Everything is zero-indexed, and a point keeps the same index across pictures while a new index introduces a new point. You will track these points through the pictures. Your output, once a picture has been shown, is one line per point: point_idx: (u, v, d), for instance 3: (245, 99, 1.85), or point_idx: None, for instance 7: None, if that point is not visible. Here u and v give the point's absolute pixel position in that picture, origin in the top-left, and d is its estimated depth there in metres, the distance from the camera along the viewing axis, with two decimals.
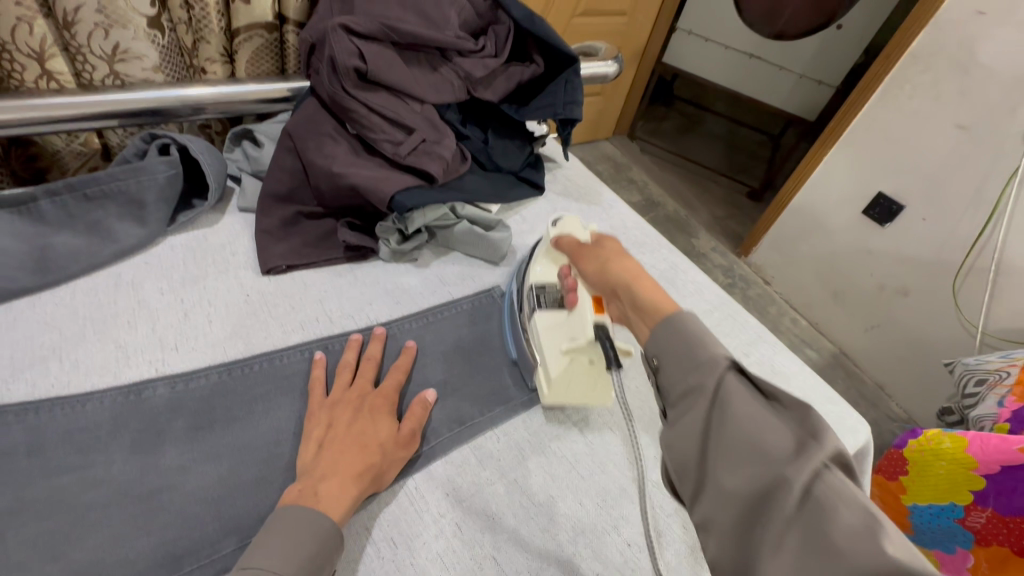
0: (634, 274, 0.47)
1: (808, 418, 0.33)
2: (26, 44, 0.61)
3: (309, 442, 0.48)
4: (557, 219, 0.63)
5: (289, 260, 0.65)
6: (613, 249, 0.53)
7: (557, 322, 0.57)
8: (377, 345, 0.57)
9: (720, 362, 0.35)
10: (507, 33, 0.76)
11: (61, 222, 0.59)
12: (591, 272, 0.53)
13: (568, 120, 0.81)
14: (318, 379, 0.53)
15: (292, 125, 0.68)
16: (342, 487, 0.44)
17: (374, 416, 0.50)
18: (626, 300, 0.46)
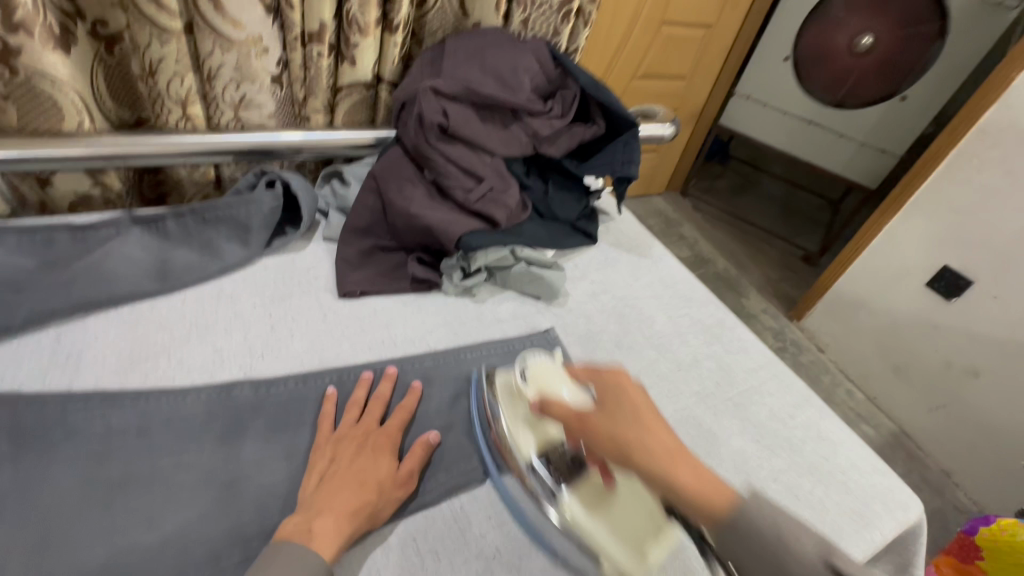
0: (662, 448, 0.43)
1: (827, 546, 0.38)
2: (176, 93, 0.74)
3: (312, 476, 0.51)
4: (527, 365, 0.59)
5: (363, 286, 0.72)
6: (624, 395, 0.47)
7: (590, 507, 0.53)
8: (386, 384, 0.60)
9: (807, 559, 0.37)
10: (573, 98, 0.84)
11: (181, 238, 0.69)
12: (607, 432, 0.45)
13: (625, 178, 0.87)
14: (327, 414, 0.56)
15: (377, 168, 0.77)
16: (336, 526, 0.46)
17: (375, 453, 0.53)
18: (674, 481, 0.41)
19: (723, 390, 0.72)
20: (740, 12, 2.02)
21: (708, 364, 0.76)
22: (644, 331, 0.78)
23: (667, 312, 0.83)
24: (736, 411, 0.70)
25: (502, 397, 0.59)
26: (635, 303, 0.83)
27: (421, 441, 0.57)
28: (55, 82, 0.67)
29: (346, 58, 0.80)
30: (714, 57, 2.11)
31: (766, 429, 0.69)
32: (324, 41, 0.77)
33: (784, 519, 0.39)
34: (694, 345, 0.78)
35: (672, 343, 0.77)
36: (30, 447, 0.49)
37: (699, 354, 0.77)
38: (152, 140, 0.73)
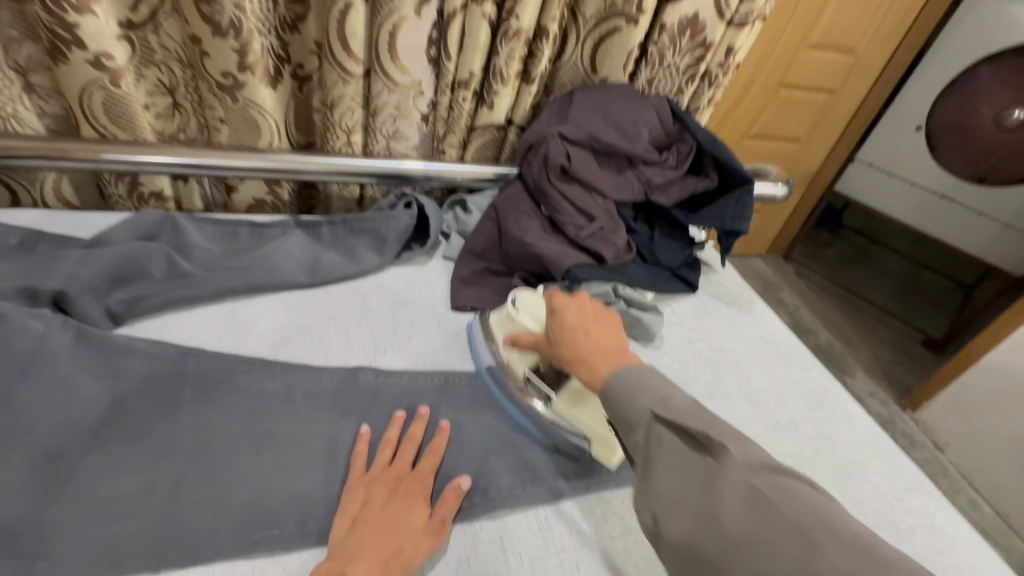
0: (594, 345, 0.56)
1: (661, 403, 0.47)
2: (345, 123, 0.88)
3: (344, 517, 0.52)
4: (514, 298, 0.72)
5: (474, 302, 0.80)
6: (559, 309, 0.60)
7: (569, 403, 0.63)
8: (419, 425, 0.61)
9: (641, 405, 0.48)
10: (689, 151, 0.88)
11: (331, 243, 0.82)
12: (558, 325, 0.59)
13: (733, 231, 0.88)
14: (361, 454, 0.57)
15: (498, 201, 0.86)
16: (369, 569, 0.47)
17: (408, 497, 0.54)
18: (586, 359, 0.55)
19: (822, 458, 0.69)
20: (867, 77, 1.97)
21: (807, 429, 0.73)
22: (741, 385, 0.77)
23: (765, 369, 0.81)
24: (836, 482, 0.67)
25: (494, 319, 0.73)
26: (732, 356, 0.82)
27: (453, 486, 0.57)
28: (262, 112, 0.84)
29: (486, 103, 0.90)
30: (834, 122, 2.05)
31: (870, 508, 0.64)
32: (469, 88, 0.87)
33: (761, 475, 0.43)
34: (793, 407, 0.76)
35: (769, 401, 0.75)
36: (206, 393, 0.60)
37: (798, 417, 0.74)
38: (321, 161, 0.88)
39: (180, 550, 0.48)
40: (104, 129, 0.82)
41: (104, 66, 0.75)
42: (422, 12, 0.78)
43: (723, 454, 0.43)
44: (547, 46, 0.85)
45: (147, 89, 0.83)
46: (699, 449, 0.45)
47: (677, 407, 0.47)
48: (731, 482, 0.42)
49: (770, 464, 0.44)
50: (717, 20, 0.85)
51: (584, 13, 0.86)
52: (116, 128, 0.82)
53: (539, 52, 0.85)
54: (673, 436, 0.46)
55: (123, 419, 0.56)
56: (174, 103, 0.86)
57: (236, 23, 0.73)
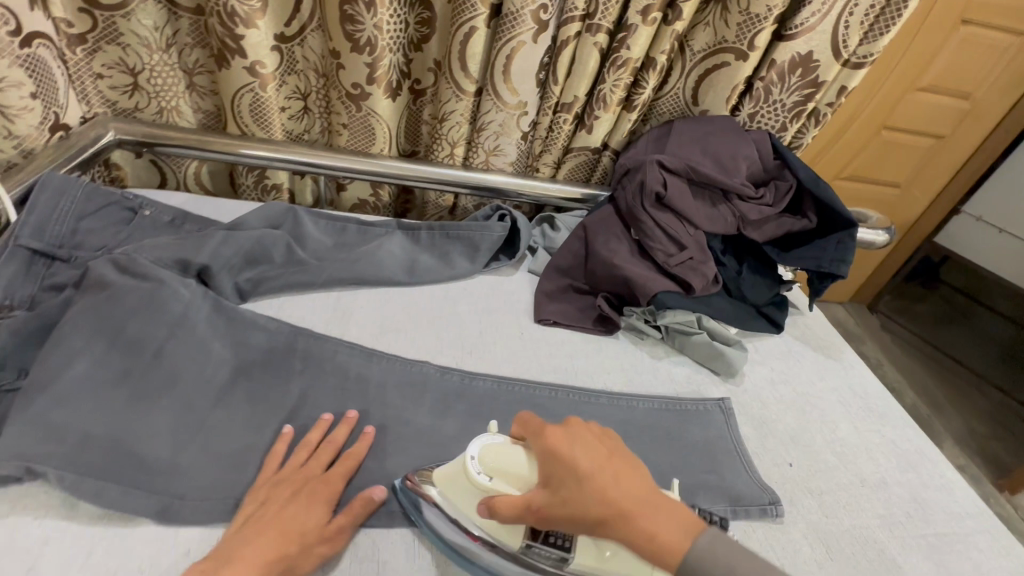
0: (629, 492, 0.45)
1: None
2: (452, 136, 0.94)
3: (239, 515, 0.51)
4: (474, 454, 0.53)
5: (557, 317, 0.82)
6: (564, 452, 0.47)
7: (592, 559, 0.51)
8: (342, 429, 0.60)
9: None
10: (788, 189, 0.87)
11: (428, 246, 0.88)
12: (570, 472, 0.46)
13: (830, 275, 0.85)
14: (276, 453, 0.57)
15: (588, 221, 0.88)
16: (245, 573, 0.45)
17: (310, 500, 0.53)
18: (643, 526, 0.43)
19: (915, 523, 0.65)
20: (984, 125, 1.94)
21: (899, 491, 0.68)
22: (825, 432, 0.74)
23: (854, 421, 0.77)
24: (929, 552, 0.62)
25: (444, 476, 0.54)
26: (817, 404, 0.79)
27: (365, 495, 0.55)
28: (380, 120, 0.92)
29: (585, 126, 0.93)
30: (941, 173, 2.05)
31: None
32: (571, 111, 0.91)
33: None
34: (884, 466, 0.71)
35: (856, 455, 0.72)
36: (314, 368, 0.67)
37: (889, 477, 0.70)
38: (426, 170, 0.94)
39: None
40: (246, 126, 0.92)
41: (257, 73, 0.85)
42: (540, 38, 0.82)
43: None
44: (653, 76, 0.87)
45: (285, 95, 0.93)
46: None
47: (774, 575, 0.41)
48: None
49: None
50: (832, 59, 0.83)
51: (692, 46, 0.88)
52: (256, 126, 0.93)
53: (644, 82, 0.88)
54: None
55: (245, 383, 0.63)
56: (305, 108, 0.97)
57: (372, 41, 0.82)
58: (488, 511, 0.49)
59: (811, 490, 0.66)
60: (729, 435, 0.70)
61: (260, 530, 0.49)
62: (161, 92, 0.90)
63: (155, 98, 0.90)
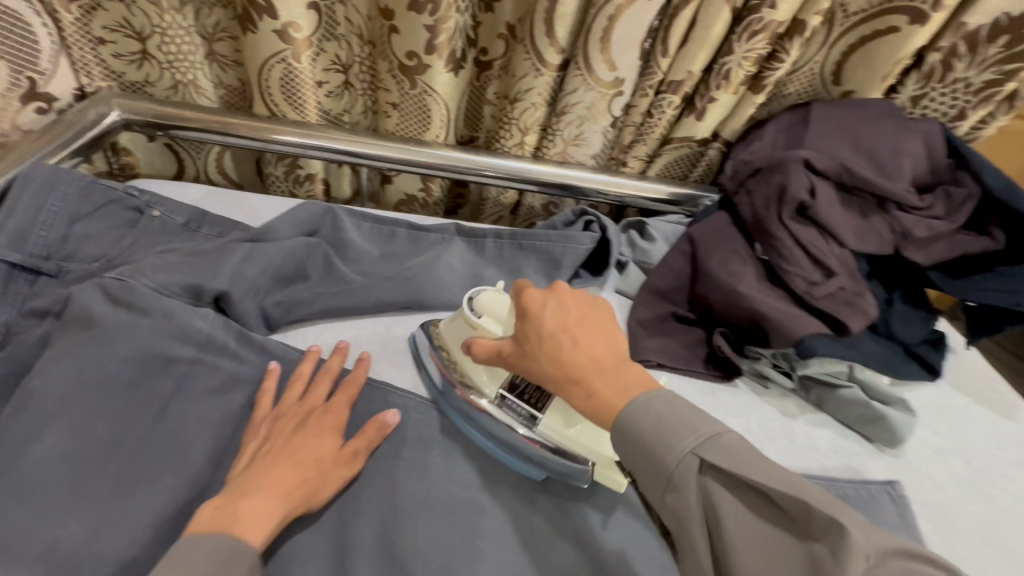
0: (584, 353, 0.44)
1: (703, 442, 0.38)
2: (524, 121, 0.76)
3: (241, 455, 0.47)
4: (472, 299, 0.55)
5: (660, 357, 0.65)
6: (535, 312, 0.46)
7: (560, 423, 0.51)
8: (336, 359, 0.55)
9: (676, 454, 0.38)
10: (968, 197, 0.66)
11: (494, 259, 0.71)
12: (533, 329, 0.46)
13: (1018, 314, 0.66)
14: (265, 392, 0.51)
15: (696, 231, 0.70)
16: (265, 502, 0.43)
17: (318, 432, 0.49)
18: (589, 388, 0.43)
19: None
20: None
21: None
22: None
23: None
24: None
25: (446, 324, 0.58)
26: (1007, 486, 0.60)
27: (379, 418, 0.52)
28: (437, 99, 0.75)
29: (694, 111, 0.73)
30: None
31: None
32: (679, 92, 0.71)
33: (712, 438, 0.38)
34: None
35: None
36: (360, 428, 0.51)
37: None
38: (492, 164, 0.78)
39: None
40: (276, 106, 0.76)
41: (289, 38, 0.68)
42: None
43: (838, 537, 0.32)
44: (797, 46, 0.66)
45: (324, 65, 0.76)
46: (782, 513, 0.35)
47: (728, 447, 0.37)
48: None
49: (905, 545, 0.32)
50: None
51: (846, 8, 0.66)
52: (287, 105, 0.76)
53: (783, 54, 0.67)
54: (728, 494, 0.36)
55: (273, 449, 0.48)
56: (345, 82, 0.80)
57: None
58: (472, 349, 0.51)
59: None
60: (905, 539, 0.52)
61: (271, 464, 0.45)
62: (175, 61, 0.74)
63: (168, 69, 0.74)
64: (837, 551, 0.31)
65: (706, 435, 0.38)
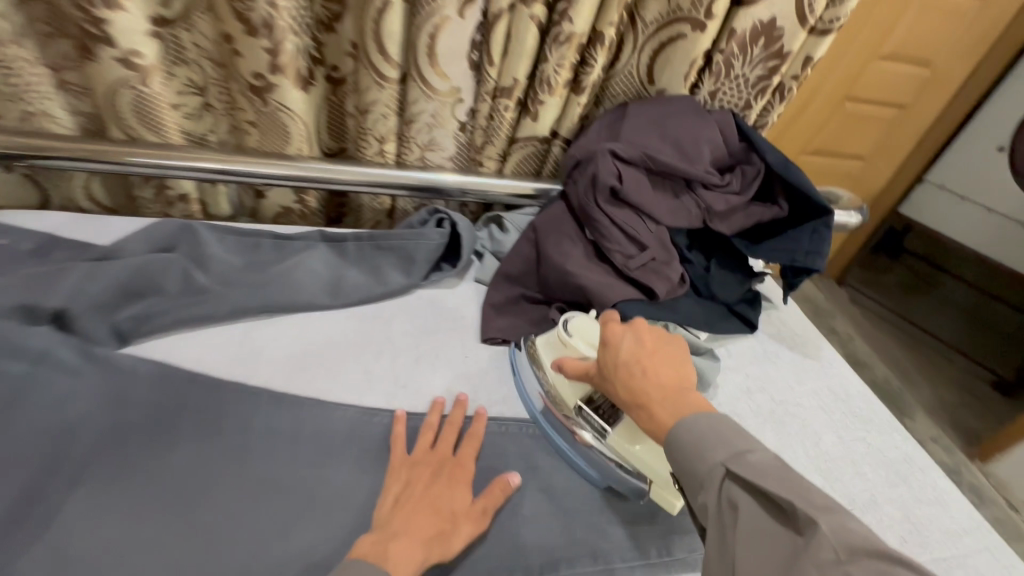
0: (654, 381, 0.52)
1: (735, 457, 0.44)
2: (378, 131, 0.82)
3: (387, 496, 0.52)
4: (568, 321, 0.67)
5: (507, 333, 0.73)
6: (613, 342, 0.57)
7: (628, 439, 0.59)
8: (456, 411, 0.61)
9: (710, 462, 0.44)
10: (757, 174, 0.78)
11: (356, 259, 0.76)
12: (610, 359, 0.56)
13: (804, 268, 0.77)
14: (398, 437, 0.57)
15: (539, 221, 0.78)
16: (412, 555, 0.47)
17: (451, 483, 0.54)
18: (648, 408, 0.51)
19: (910, 549, 0.58)
20: (944, 93, 1.96)
21: (890, 510, 0.62)
22: (808, 445, 0.67)
23: (837, 431, 0.70)
24: None
25: (540, 339, 0.68)
26: (797, 412, 0.72)
27: (503, 480, 0.56)
28: (293, 116, 0.80)
29: (530, 113, 0.82)
30: (902, 142, 2.07)
31: None
32: (513, 96, 0.79)
33: (743, 455, 0.44)
34: (871, 480, 0.65)
35: (842, 471, 0.65)
36: (206, 428, 0.54)
37: (878, 494, 0.63)
38: (351, 171, 0.82)
39: None
40: (132, 129, 0.79)
41: (135, 65, 0.71)
42: (467, 13, 0.72)
43: (814, 531, 0.39)
44: (601, 52, 0.77)
45: (177, 89, 0.80)
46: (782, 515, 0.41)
47: (754, 464, 0.43)
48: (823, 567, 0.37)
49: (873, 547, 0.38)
50: (798, 25, 0.73)
51: (643, 17, 0.77)
52: (145, 128, 0.79)
53: (591, 60, 0.77)
54: (745, 496, 0.42)
55: (115, 450, 0.50)
56: (205, 103, 0.83)
57: (269, 21, 0.69)
58: (562, 364, 0.61)
59: None
60: None
61: (415, 511, 0.50)
62: (22, 92, 0.76)
63: (17, 101, 0.77)
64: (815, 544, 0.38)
65: (738, 451, 0.44)
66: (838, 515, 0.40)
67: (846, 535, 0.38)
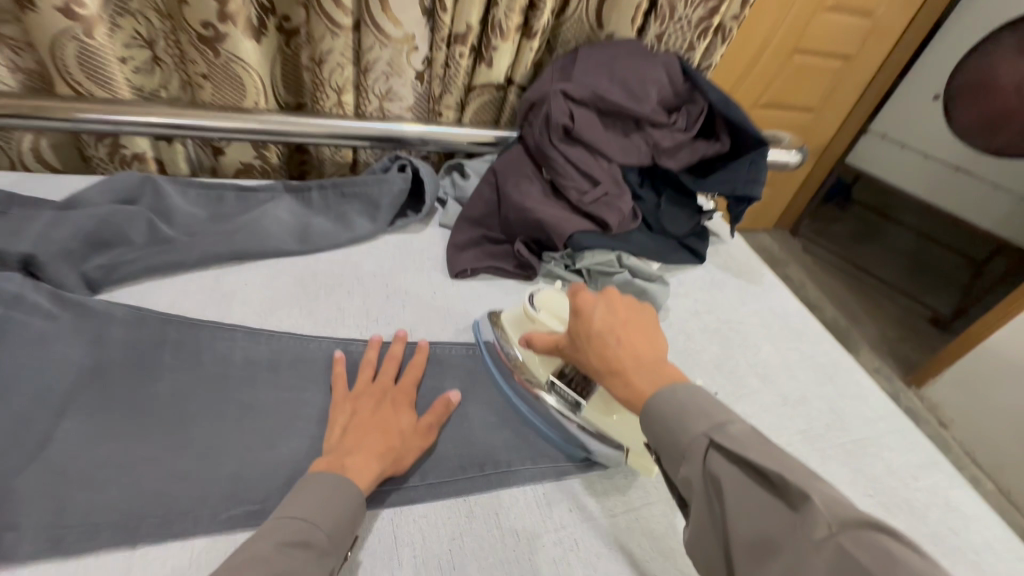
0: (630, 352, 0.52)
1: (717, 428, 0.44)
2: (335, 81, 0.83)
3: (334, 427, 0.53)
4: (534, 295, 0.66)
5: (473, 265, 0.77)
6: (586, 311, 0.55)
7: (600, 413, 0.58)
8: (398, 345, 0.62)
9: (692, 434, 0.44)
10: (700, 112, 0.83)
11: (321, 208, 0.78)
12: (583, 328, 0.55)
13: (745, 198, 0.83)
14: (338, 375, 0.58)
15: (498, 163, 0.81)
16: (365, 465, 0.49)
17: (394, 406, 0.56)
18: (622, 376, 0.51)
19: (833, 433, 0.67)
20: (885, 43, 2.05)
21: (818, 404, 0.70)
22: (749, 355, 0.75)
23: (775, 343, 0.78)
24: (848, 459, 0.64)
25: (507, 316, 0.67)
26: (740, 329, 0.79)
27: (443, 397, 0.58)
28: (246, 67, 0.79)
29: (484, 60, 0.84)
30: (847, 93, 2.17)
31: (882, 486, 0.62)
32: (466, 43, 0.81)
33: (722, 425, 0.44)
34: (803, 381, 0.73)
35: (777, 374, 0.73)
36: (186, 362, 0.57)
37: (808, 392, 0.71)
38: (309, 122, 0.83)
39: (157, 522, 0.45)
40: (80, 86, 0.77)
41: (76, 16, 0.70)
42: None
43: (809, 506, 0.38)
44: None
45: (124, 41, 0.78)
46: (772, 488, 0.40)
47: (735, 435, 0.43)
48: (819, 541, 0.36)
49: (871, 520, 0.37)
50: None
51: None
52: (92, 84, 0.78)
53: (540, 4, 0.80)
54: (728, 468, 0.42)
55: (100, 383, 0.53)
56: (153, 57, 0.82)
57: None
58: (528, 339, 0.61)
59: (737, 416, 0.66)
60: None
61: (365, 435, 0.52)
62: None
63: None
64: (809, 518, 0.37)
65: (717, 422, 0.45)
66: (826, 486, 0.40)
67: (837, 507, 0.38)
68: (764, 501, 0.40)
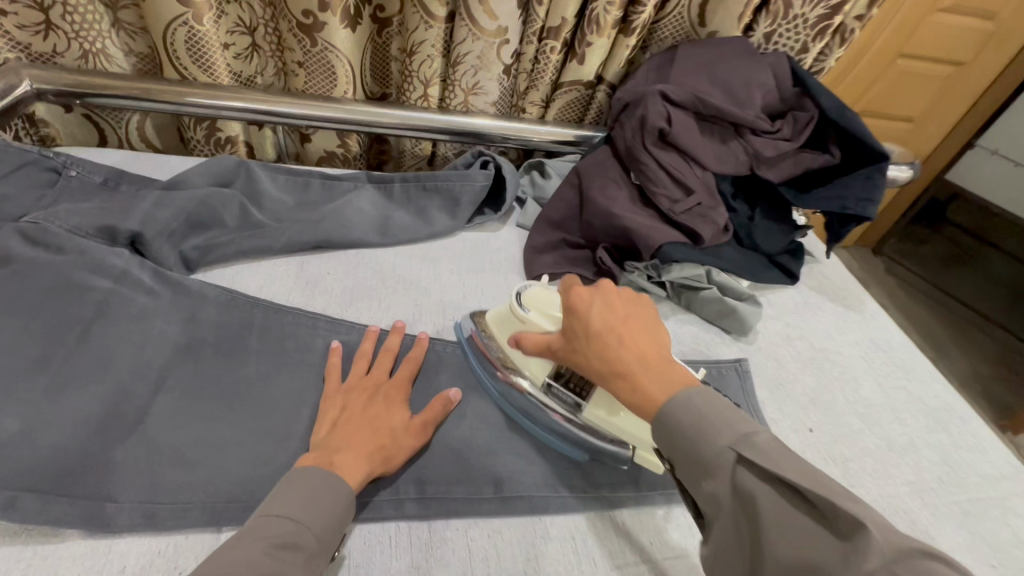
0: (635, 352, 0.47)
1: (743, 439, 0.39)
2: (423, 73, 0.82)
3: (324, 419, 0.51)
4: (522, 293, 0.59)
5: (551, 270, 0.74)
6: (581, 308, 0.50)
7: (604, 414, 0.54)
8: (395, 338, 0.60)
9: (718, 446, 0.39)
10: (809, 120, 0.75)
11: (402, 201, 0.78)
12: (580, 326, 0.49)
13: (853, 216, 0.76)
14: (333, 367, 0.56)
15: (583, 164, 0.78)
16: (357, 461, 0.47)
17: (387, 403, 0.53)
18: (628, 377, 0.45)
19: (947, 488, 0.59)
20: (1009, 49, 1.83)
21: (928, 453, 0.63)
22: (846, 389, 0.68)
23: (878, 379, 0.71)
24: (964, 521, 0.57)
25: (494, 316, 0.61)
26: (839, 359, 0.72)
27: (443, 395, 0.55)
28: (339, 55, 0.80)
29: (576, 56, 0.81)
30: (956, 103, 1.96)
31: (1007, 556, 0.55)
32: (559, 37, 0.78)
33: (750, 436, 0.39)
34: (911, 426, 0.65)
35: (880, 415, 0.66)
36: (272, 348, 0.58)
37: (917, 438, 0.64)
38: (395, 113, 0.83)
39: (242, 507, 0.46)
40: (185, 70, 0.80)
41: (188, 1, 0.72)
42: None
43: (862, 536, 0.32)
44: None
45: (227, 27, 0.81)
46: (819, 517, 0.35)
47: (764, 446, 0.39)
48: None
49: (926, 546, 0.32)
50: None
51: None
52: (196, 69, 0.80)
53: None
54: (760, 484, 0.37)
55: (191, 362, 0.54)
56: (253, 44, 0.84)
57: None
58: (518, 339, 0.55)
59: (832, 457, 0.60)
60: (743, 400, 0.64)
61: (354, 433, 0.49)
62: (80, 31, 0.77)
63: (75, 39, 0.77)
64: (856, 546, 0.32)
65: (745, 432, 0.40)
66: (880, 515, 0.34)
67: (894, 538, 0.32)
68: (811, 529, 0.34)
